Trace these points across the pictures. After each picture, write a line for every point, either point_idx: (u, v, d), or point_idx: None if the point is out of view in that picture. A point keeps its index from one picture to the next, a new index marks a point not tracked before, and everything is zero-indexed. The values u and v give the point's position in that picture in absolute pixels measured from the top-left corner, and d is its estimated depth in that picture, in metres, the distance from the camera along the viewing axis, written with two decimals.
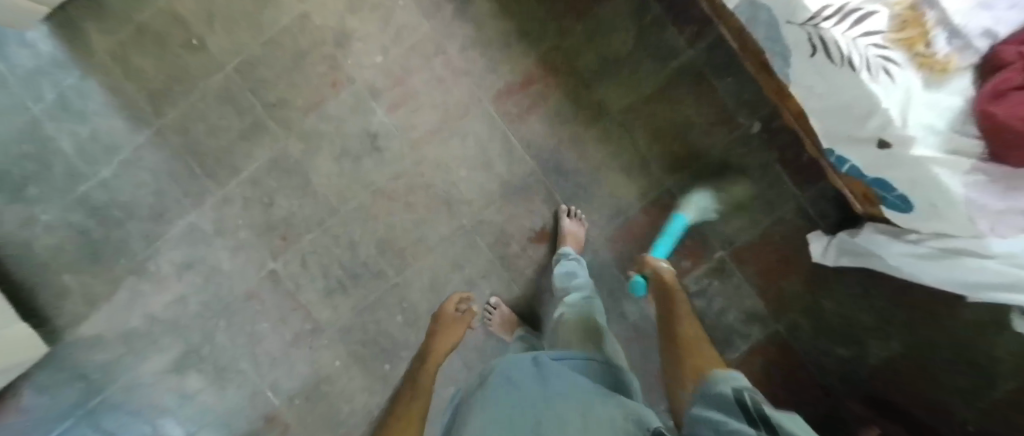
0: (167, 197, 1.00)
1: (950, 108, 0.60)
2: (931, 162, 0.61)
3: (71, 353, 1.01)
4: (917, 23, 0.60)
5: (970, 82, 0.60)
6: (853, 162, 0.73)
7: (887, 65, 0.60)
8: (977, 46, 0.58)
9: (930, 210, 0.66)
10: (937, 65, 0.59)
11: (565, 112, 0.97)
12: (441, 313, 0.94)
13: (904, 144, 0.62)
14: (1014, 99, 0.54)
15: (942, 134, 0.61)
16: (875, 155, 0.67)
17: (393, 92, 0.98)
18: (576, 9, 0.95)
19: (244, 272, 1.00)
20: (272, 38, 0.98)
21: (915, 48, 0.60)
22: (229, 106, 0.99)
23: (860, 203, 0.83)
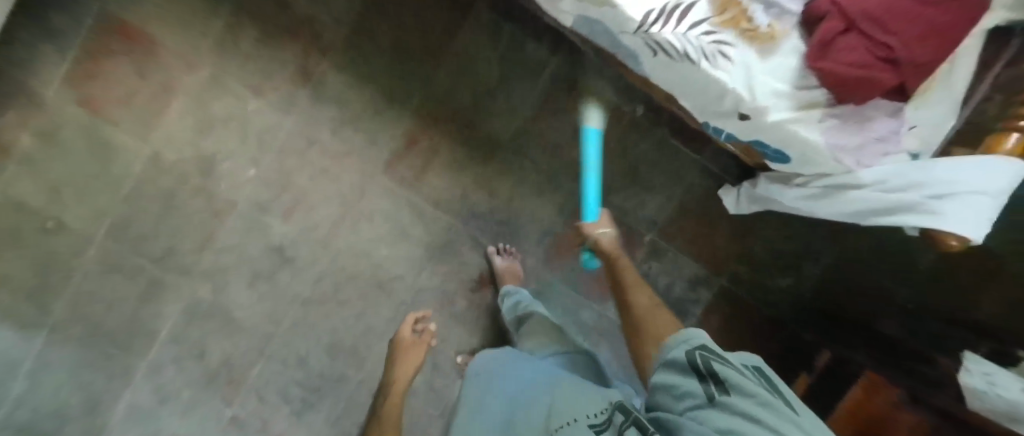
0: (94, 387, 0.93)
1: (789, 69, 0.61)
2: (789, 122, 0.62)
3: None
4: (733, 2, 0.60)
5: (800, 39, 0.60)
6: (728, 130, 0.73)
7: (721, 48, 0.60)
8: (792, 8, 0.60)
9: (803, 158, 0.67)
10: (764, 36, 0.60)
11: (458, 158, 0.95)
12: (397, 338, 0.90)
13: (760, 114, 0.62)
14: (845, 47, 0.56)
15: (788, 96, 0.61)
16: (741, 125, 0.68)
17: (283, 199, 0.93)
18: (429, 54, 0.92)
19: (205, 427, 0.96)
20: (133, 190, 0.90)
21: (740, 26, 0.60)
22: (119, 274, 0.92)
23: (749, 156, 0.85)
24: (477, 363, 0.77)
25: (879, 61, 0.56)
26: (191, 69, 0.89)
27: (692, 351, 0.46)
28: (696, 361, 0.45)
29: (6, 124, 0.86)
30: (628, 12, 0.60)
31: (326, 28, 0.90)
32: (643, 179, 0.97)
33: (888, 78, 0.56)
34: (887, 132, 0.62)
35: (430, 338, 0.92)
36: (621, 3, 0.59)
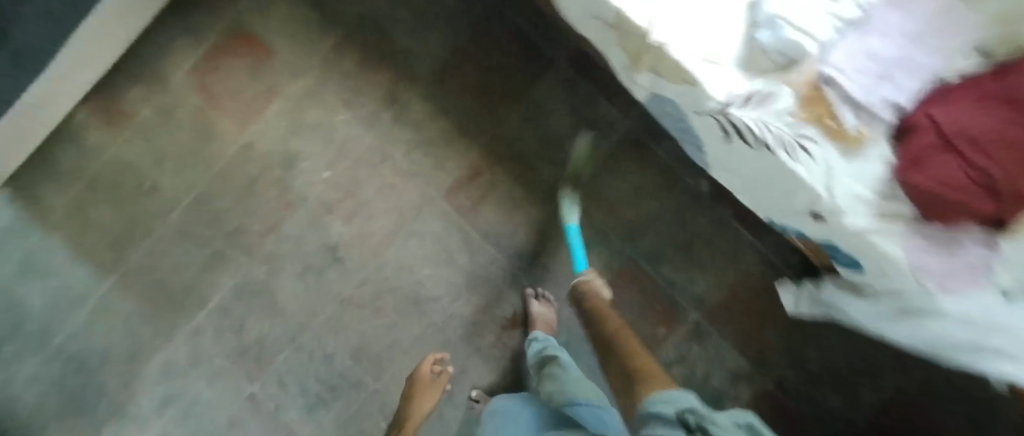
0: (141, 337, 1.01)
1: (873, 175, 0.59)
2: (870, 232, 0.57)
3: None
4: (821, 101, 0.60)
5: (889, 147, 0.60)
6: (798, 227, 0.70)
7: (802, 142, 0.59)
8: (883, 115, 0.60)
9: (878, 274, 0.63)
10: (850, 137, 0.59)
11: (514, 199, 0.97)
12: (416, 376, 0.92)
13: (836, 216, 0.59)
14: (937, 162, 0.54)
15: (871, 202, 0.58)
16: (813, 224, 0.65)
17: (346, 203, 0.98)
18: (507, 94, 0.95)
19: (224, 400, 1.00)
20: (221, 169, 0.99)
21: (824, 123, 0.60)
22: (189, 240, 1.00)
23: (816, 257, 0.81)
24: (494, 405, 0.82)
25: (977, 186, 0.53)
26: (296, 72, 0.98)
27: (680, 409, 0.49)
28: (688, 420, 0.48)
29: (137, 96, 0.99)
30: (711, 91, 0.59)
31: (419, 56, 0.96)
32: (696, 256, 0.95)
33: (984, 206, 0.54)
34: (981, 265, 0.58)
35: (447, 380, 0.94)
36: (706, 82, 0.59)
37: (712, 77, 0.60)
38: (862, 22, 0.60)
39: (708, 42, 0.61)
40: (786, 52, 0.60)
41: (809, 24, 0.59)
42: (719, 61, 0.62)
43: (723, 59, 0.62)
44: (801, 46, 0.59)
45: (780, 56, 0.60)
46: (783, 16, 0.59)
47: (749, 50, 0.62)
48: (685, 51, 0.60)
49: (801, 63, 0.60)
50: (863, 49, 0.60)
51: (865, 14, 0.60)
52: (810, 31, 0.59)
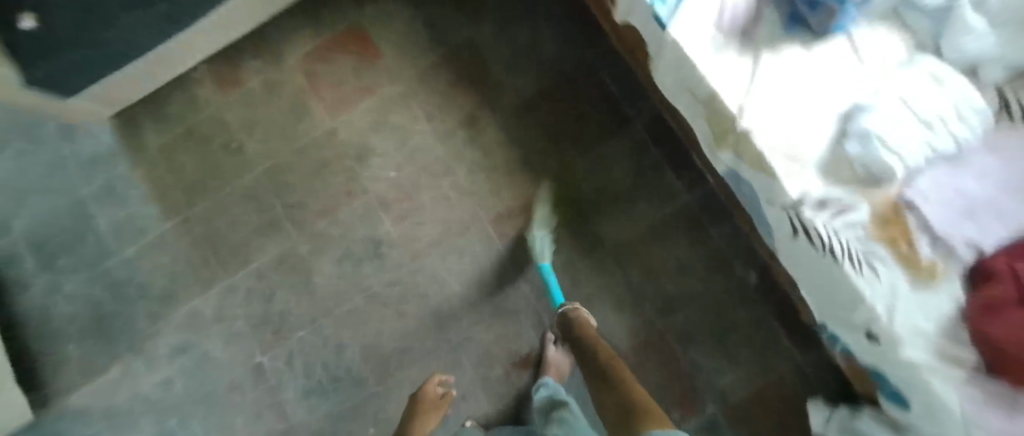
0: (180, 280, 1.07)
1: (937, 312, 0.60)
2: (923, 366, 0.59)
3: (60, 423, 1.05)
4: (898, 223, 0.61)
5: (961, 287, 0.60)
6: (848, 342, 0.69)
7: (871, 259, 0.60)
8: (962, 255, 0.60)
9: (926, 412, 0.62)
10: (924, 268, 0.60)
11: (559, 243, 0.99)
12: (422, 393, 0.92)
13: (892, 342, 0.60)
14: (1011, 317, 0.55)
15: (931, 339, 0.59)
16: (865, 345, 0.65)
17: (401, 206, 1.03)
18: (578, 145, 1.00)
19: (233, 361, 1.03)
20: (301, 147, 1.07)
21: (898, 246, 0.61)
22: (252, 204, 1.07)
23: (860, 380, 0.77)
24: None
25: None
26: (392, 79, 1.07)
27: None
28: None
29: (252, 68, 1.10)
30: (786, 187, 0.63)
31: (506, 92, 1.03)
32: (730, 347, 0.92)
33: None
34: None
35: (449, 402, 0.94)
36: (784, 177, 0.63)
37: (790, 174, 0.64)
38: (958, 157, 0.61)
39: (792, 138, 0.64)
40: (870, 166, 0.61)
41: (901, 146, 0.59)
42: (801, 158, 0.64)
43: (804, 158, 0.64)
44: (890, 167, 0.60)
45: (863, 168, 0.62)
46: (879, 134, 0.60)
47: (832, 156, 0.64)
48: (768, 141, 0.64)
49: (886, 182, 0.61)
50: (954, 185, 0.60)
51: (961, 151, 0.61)
52: (901, 153, 0.59)
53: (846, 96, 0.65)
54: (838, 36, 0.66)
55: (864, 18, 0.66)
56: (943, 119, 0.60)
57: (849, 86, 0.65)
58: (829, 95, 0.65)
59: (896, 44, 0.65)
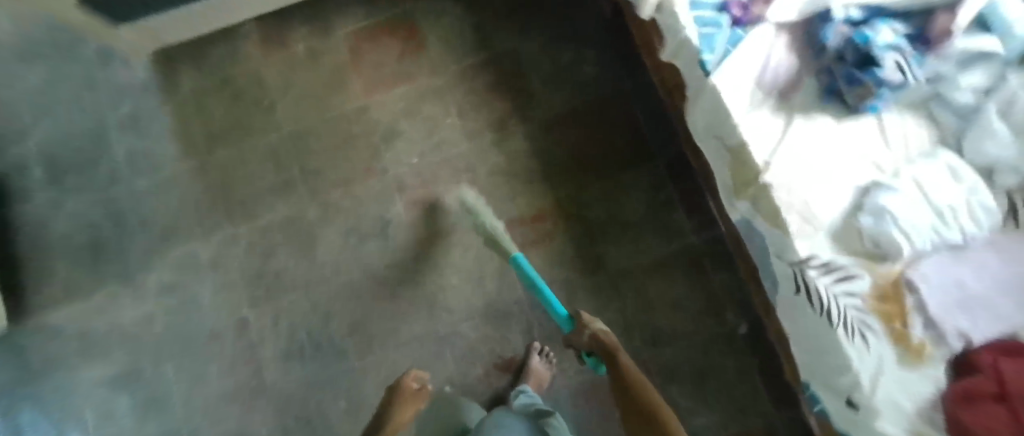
0: (183, 222, 1.07)
1: (919, 393, 0.61)
2: None
3: (32, 338, 1.04)
4: (896, 300, 0.64)
5: (944, 373, 0.61)
6: (826, 404, 0.70)
7: (864, 329, 0.63)
8: (951, 342, 0.62)
9: None
10: (913, 347, 0.62)
11: (563, 258, 1.01)
12: (398, 387, 0.83)
13: (869, 413, 0.61)
14: (983, 407, 0.56)
15: (907, 416, 0.61)
16: (843, 411, 0.66)
17: (417, 191, 1.05)
18: (598, 169, 1.02)
19: (218, 310, 1.03)
20: (331, 117, 1.09)
21: (892, 323, 0.64)
22: (271, 161, 1.08)
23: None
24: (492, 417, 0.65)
25: None
26: (433, 70, 1.09)
27: None
28: None
29: (300, 34, 1.13)
30: (796, 246, 0.68)
31: (540, 105, 1.06)
32: (708, 391, 0.94)
33: None
34: None
35: (427, 398, 0.85)
36: (796, 237, 0.68)
37: (803, 234, 0.68)
38: (962, 250, 0.64)
39: (809, 200, 0.68)
40: (878, 239, 0.65)
41: (910, 227, 0.64)
42: (815, 221, 0.68)
43: (817, 221, 0.68)
44: (896, 244, 0.64)
45: (872, 241, 0.66)
46: (893, 212, 0.64)
47: (845, 225, 0.68)
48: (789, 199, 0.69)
49: (891, 259, 0.66)
50: (953, 272, 0.63)
51: (967, 243, 0.64)
52: (909, 233, 0.64)
53: (867, 173, 0.69)
54: (869, 117, 0.69)
55: (897, 106, 0.70)
56: (954, 210, 0.64)
57: (872, 166, 0.69)
58: (851, 168, 0.69)
59: (922, 134, 0.69)
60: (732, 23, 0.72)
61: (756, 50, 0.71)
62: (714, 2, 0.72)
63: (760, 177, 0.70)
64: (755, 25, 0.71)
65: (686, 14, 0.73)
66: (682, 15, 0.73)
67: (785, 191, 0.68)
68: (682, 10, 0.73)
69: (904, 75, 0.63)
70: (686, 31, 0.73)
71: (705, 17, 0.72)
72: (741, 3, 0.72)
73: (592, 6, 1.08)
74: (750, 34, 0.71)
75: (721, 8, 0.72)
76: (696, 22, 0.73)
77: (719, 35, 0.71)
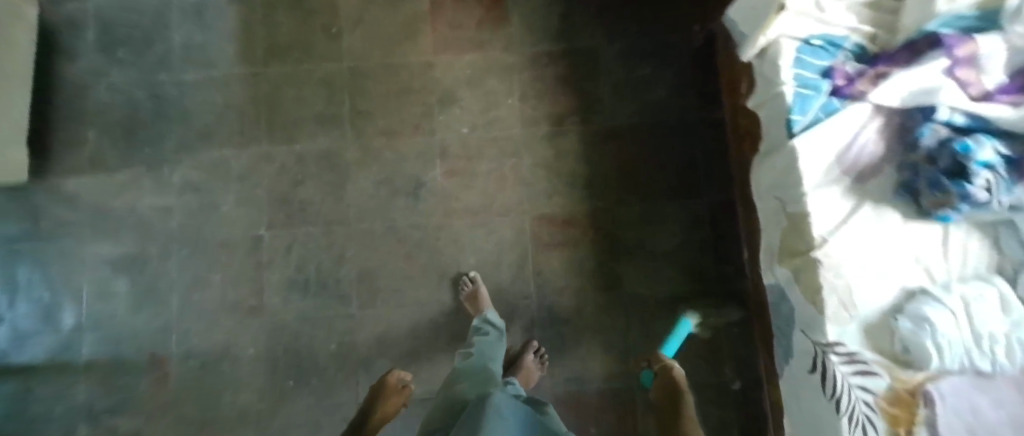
0: (222, 126, 1.06)
1: None
2: None
3: (47, 197, 1.04)
4: (908, 407, 0.64)
5: None
6: None
7: (867, 424, 0.65)
8: None
9: None
10: None
11: (582, 268, 1.00)
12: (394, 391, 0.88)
13: None
14: None
15: None
16: None
17: (458, 162, 1.03)
18: (643, 191, 1.01)
19: (235, 222, 1.02)
20: (393, 64, 1.07)
21: (896, 427, 0.64)
22: (323, 91, 1.06)
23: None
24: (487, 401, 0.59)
25: None
26: (507, 47, 1.06)
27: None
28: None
29: None
30: (827, 328, 0.68)
31: (603, 112, 1.03)
32: None
33: None
34: None
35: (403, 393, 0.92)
36: (829, 319, 0.68)
37: (838, 318, 0.68)
38: (988, 377, 0.64)
39: (853, 288, 0.68)
40: (909, 346, 0.65)
41: (945, 345, 0.63)
42: (854, 309, 0.68)
43: (855, 309, 0.68)
44: (926, 355, 0.64)
45: (902, 345, 0.66)
46: (934, 324, 0.64)
47: (880, 322, 0.68)
48: (835, 281, 0.68)
49: (915, 367, 0.65)
50: (969, 398, 0.63)
51: (994, 373, 0.63)
52: (941, 347, 0.63)
53: (917, 278, 0.68)
54: (936, 225, 0.69)
55: (967, 221, 0.68)
56: (993, 339, 0.63)
57: (924, 272, 0.68)
58: (903, 268, 0.68)
59: (982, 256, 0.67)
60: (831, 91, 0.70)
61: (846, 126, 0.70)
62: (821, 67, 0.71)
63: (811, 250, 0.70)
64: (855, 100, 0.69)
65: (788, 69, 0.72)
66: (784, 69, 0.72)
67: (832, 273, 0.68)
68: (785, 65, 0.72)
69: (990, 195, 0.62)
70: (782, 85, 0.72)
71: (806, 78, 0.71)
72: (846, 75, 0.70)
73: (683, 30, 1.04)
74: (847, 107, 0.69)
75: (824, 73, 0.71)
76: (795, 79, 0.72)
77: (815, 99, 0.70)
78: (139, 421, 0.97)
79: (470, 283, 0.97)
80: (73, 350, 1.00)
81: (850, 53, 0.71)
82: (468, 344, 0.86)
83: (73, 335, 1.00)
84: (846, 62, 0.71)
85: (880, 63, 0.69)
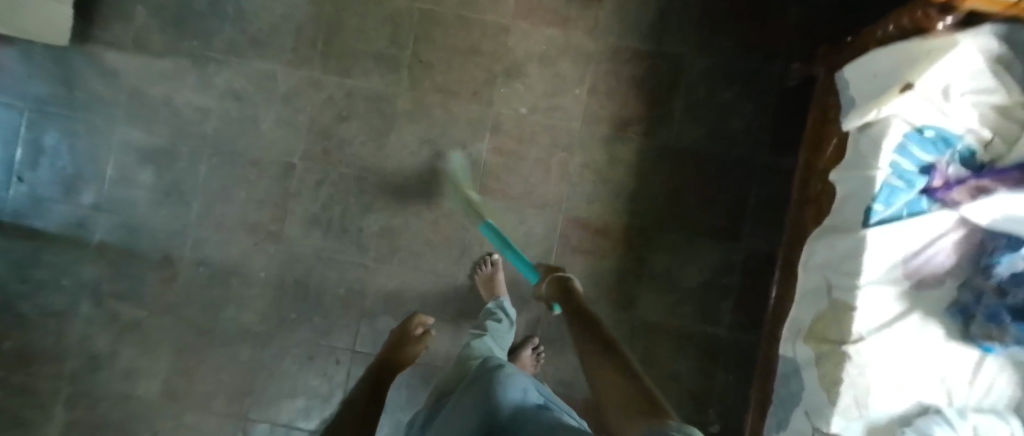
0: (277, 39, 1.00)
1: None
2: None
3: (83, 66, 0.99)
4: None
5: None
6: None
7: None
8: None
9: None
10: None
11: (602, 279, 0.99)
12: (410, 329, 0.90)
13: None
14: None
15: None
16: None
17: (508, 141, 1.00)
18: (684, 220, 0.98)
19: (270, 143, 0.99)
20: (468, 19, 1.00)
21: None
22: (389, 29, 1.00)
23: (617, 409, 0.38)
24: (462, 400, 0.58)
25: None
26: (590, 33, 1.00)
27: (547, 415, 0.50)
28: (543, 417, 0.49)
29: None
30: (832, 418, 0.68)
31: (669, 128, 0.99)
32: None
33: None
34: None
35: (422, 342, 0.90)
36: (838, 411, 0.68)
37: (847, 413, 0.68)
38: None
39: (871, 389, 0.67)
40: None
41: None
42: (865, 408, 0.67)
43: (865, 409, 0.67)
44: None
45: None
46: None
47: (884, 428, 0.68)
48: (859, 374, 0.67)
49: None
50: None
51: None
52: None
53: (936, 396, 0.68)
54: (975, 350, 0.67)
55: (1005, 356, 0.67)
56: None
57: (945, 393, 0.68)
58: (926, 383, 0.68)
59: (1007, 393, 0.67)
60: (925, 189, 0.68)
61: (924, 230, 0.68)
62: (923, 161, 0.67)
63: (843, 343, 0.69)
64: (945, 206, 0.67)
65: (888, 154, 0.68)
66: (884, 153, 0.68)
67: (857, 370, 0.67)
68: (886, 148, 0.68)
69: None
70: (876, 170, 0.67)
71: (903, 169, 0.67)
72: (946, 177, 0.67)
73: (780, 66, 0.98)
74: (936, 211, 0.67)
75: (924, 169, 0.67)
76: (892, 167, 0.68)
77: (902, 193, 0.67)
78: (141, 311, 0.99)
79: (490, 266, 0.96)
80: (88, 229, 0.99)
81: (958, 153, 0.68)
82: (479, 326, 0.85)
83: (90, 214, 0.99)
84: (951, 163, 0.67)
85: (984, 174, 0.65)
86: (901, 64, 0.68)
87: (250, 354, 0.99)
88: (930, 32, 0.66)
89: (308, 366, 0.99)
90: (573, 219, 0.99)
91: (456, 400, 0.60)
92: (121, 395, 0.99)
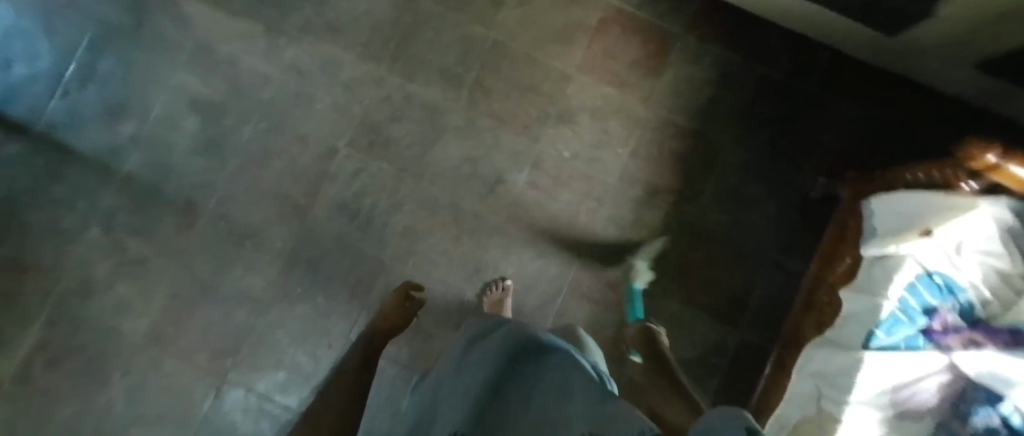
0: (352, 30, 1.03)
1: None
2: None
3: (161, 5, 1.01)
4: None
5: None
6: None
7: None
8: None
9: None
10: None
11: (602, 330, 1.02)
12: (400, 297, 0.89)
13: None
14: None
15: None
16: None
17: (545, 178, 1.03)
18: (691, 295, 1.02)
19: (320, 123, 1.02)
20: (535, 59, 1.05)
21: None
22: (460, 48, 1.04)
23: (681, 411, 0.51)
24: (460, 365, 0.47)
25: None
26: (645, 101, 1.05)
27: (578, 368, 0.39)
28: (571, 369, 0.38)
29: None
30: None
31: (696, 206, 1.04)
32: None
33: None
34: None
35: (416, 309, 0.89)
36: None
37: None
38: None
39: None
40: None
41: None
42: None
43: None
44: None
45: None
46: None
47: None
48: None
49: None
50: None
51: None
52: None
53: None
54: None
55: None
56: None
57: None
58: None
59: None
60: (923, 329, 0.73)
61: (916, 366, 0.72)
62: (927, 303, 0.73)
63: None
64: (938, 348, 0.71)
65: (898, 288, 0.72)
66: (894, 285, 0.72)
67: None
68: (897, 282, 0.72)
69: None
70: (884, 299, 0.72)
71: (909, 305, 0.72)
72: (945, 323, 0.72)
73: (808, 177, 1.04)
74: (929, 351, 0.72)
75: (927, 310, 0.73)
76: (899, 301, 0.72)
77: (903, 327, 0.72)
78: (148, 250, 0.99)
79: (500, 290, 0.97)
80: (118, 159, 0.99)
81: (959, 305, 0.73)
82: None
83: (124, 145, 1.00)
84: (951, 311, 0.73)
85: (979, 329, 0.70)
86: (925, 211, 0.73)
87: (245, 318, 0.99)
88: (955, 190, 0.71)
89: (299, 343, 0.99)
90: (587, 267, 1.03)
91: (462, 355, 0.48)
92: (101, 328, 0.97)
